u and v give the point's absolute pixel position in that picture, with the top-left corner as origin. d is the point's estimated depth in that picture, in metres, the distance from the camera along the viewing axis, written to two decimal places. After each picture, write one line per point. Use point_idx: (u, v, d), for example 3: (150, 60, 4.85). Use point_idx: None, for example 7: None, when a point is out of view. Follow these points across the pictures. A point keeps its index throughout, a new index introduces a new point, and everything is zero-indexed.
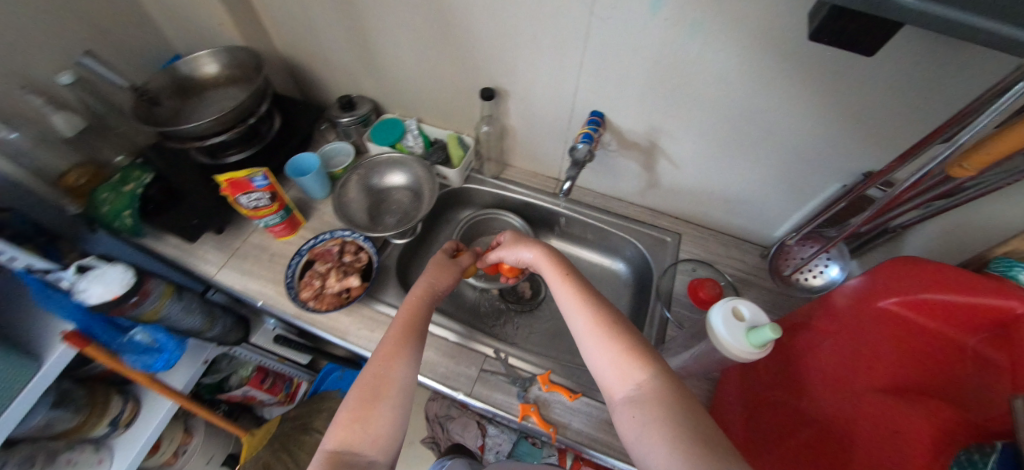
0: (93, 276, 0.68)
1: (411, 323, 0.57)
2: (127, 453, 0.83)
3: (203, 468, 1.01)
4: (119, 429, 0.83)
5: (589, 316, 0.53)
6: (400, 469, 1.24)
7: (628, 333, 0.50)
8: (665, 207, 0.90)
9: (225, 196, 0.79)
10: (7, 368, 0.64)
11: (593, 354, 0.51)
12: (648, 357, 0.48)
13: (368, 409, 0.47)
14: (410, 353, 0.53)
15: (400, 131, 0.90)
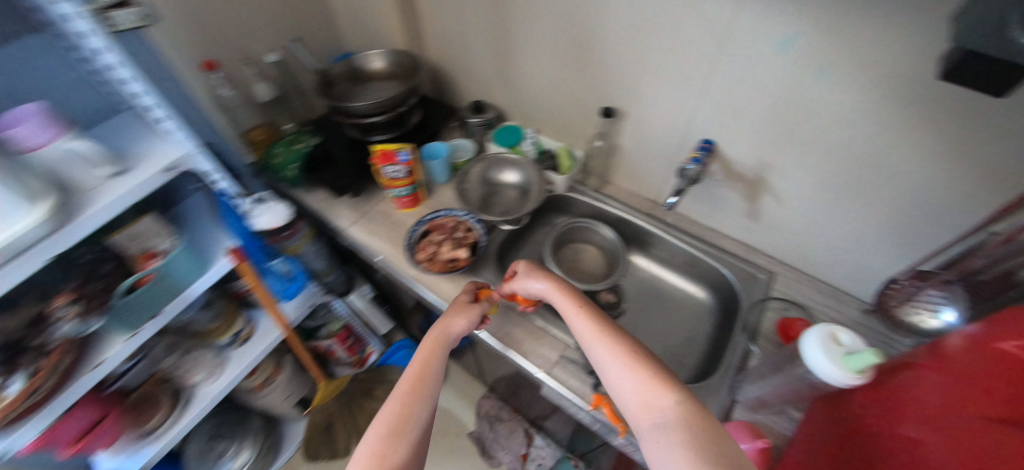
0: (264, 206, 0.83)
1: (429, 351, 0.60)
2: (237, 365, 0.96)
3: (279, 403, 1.11)
4: (237, 342, 0.97)
5: (612, 346, 0.56)
6: (439, 457, 1.26)
7: (646, 366, 0.53)
8: (762, 244, 0.92)
9: (371, 164, 0.91)
10: (185, 264, 0.81)
11: (621, 382, 0.53)
12: (672, 384, 0.51)
13: (392, 445, 0.48)
14: (430, 382, 0.56)
15: (519, 136, 0.99)
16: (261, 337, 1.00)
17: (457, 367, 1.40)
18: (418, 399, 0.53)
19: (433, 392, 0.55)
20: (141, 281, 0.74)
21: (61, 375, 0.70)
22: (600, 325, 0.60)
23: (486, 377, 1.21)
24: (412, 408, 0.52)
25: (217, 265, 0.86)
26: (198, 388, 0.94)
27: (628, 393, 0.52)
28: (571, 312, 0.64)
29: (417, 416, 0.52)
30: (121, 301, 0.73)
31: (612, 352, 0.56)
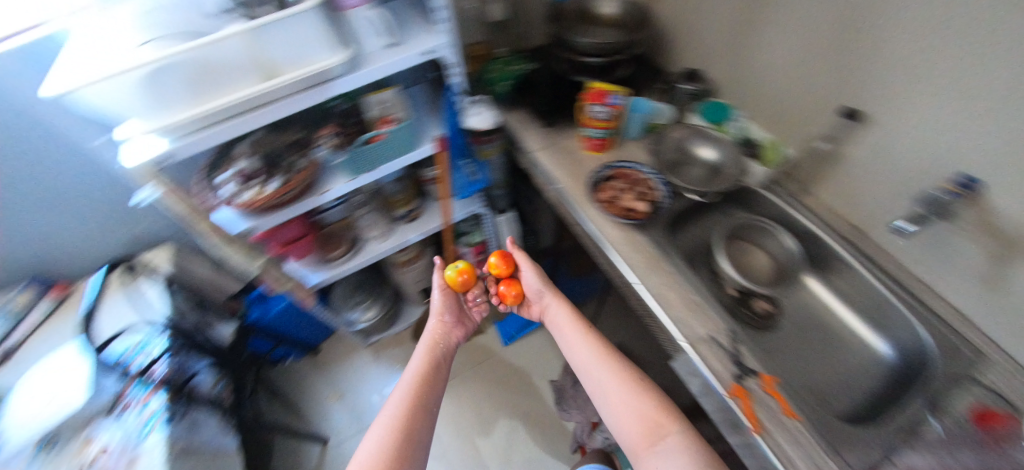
0: (476, 108, 0.91)
1: (434, 356, 0.78)
2: (400, 238, 1.09)
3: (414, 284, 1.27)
4: (406, 219, 1.10)
5: (613, 373, 0.71)
6: (517, 388, 1.33)
7: (643, 392, 0.67)
8: (1000, 333, 0.68)
9: (576, 100, 0.94)
10: (405, 137, 0.90)
11: (627, 406, 0.66)
12: (672, 416, 0.64)
13: (406, 432, 0.63)
14: (432, 379, 0.74)
15: (728, 116, 0.93)
16: (423, 224, 1.11)
17: None
18: (425, 393, 0.70)
19: (432, 385, 0.73)
20: (371, 140, 0.86)
21: (301, 190, 0.88)
22: (604, 352, 0.75)
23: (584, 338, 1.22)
24: (418, 402, 0.68)
25: (419, 149, 0.94)
26: (367, 245, 1.09)
27: (633, 420, 0.65)
28: (569, 328, 0.81)
29: (425, 411, 0.68)
30: (354, 151, 0.86)
31: (606, 386, 0.70)
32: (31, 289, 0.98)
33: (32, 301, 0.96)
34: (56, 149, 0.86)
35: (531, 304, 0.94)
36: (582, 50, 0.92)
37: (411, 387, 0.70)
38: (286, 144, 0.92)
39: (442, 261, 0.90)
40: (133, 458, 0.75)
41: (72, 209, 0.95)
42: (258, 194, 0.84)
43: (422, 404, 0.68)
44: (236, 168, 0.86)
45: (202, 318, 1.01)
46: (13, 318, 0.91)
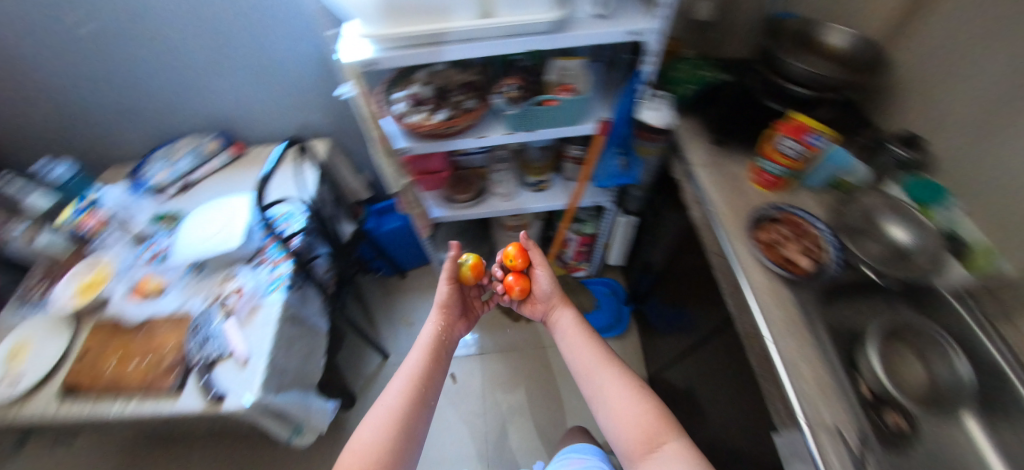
0: (655, 103, 0.87)
1: (437, 348, 0.76)
2: (522, 204, 1.09)
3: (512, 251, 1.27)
4: (533, 188, 1.10)
5: (615, 379, 0.72)
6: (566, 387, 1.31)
7: (644, 399, 0.69)
8: None
9: (766, 127, 0.85)
10: (575, 109, 0.88)
11: (629, 410, 0.67)
12: (671, 426, 0.65)
13: (405, 428, 0.63)
14: (430, 369, 0.72)
15: (942, 200, 0.78)
16: (549, 198, 1.10)
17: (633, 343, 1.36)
18: (424, 386, 0.69)
19: (434, 376, 0.72)
20: (546, 103, 0.86)
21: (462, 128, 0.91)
22: (605, 358, 0.76)
23: (655, 369, 1.16)
24: (415, 396, 0.67)
25: (582, 126, 0.92)
26: (490, 199, 1.10)
27: (633, 425, 0.66)
28: (574, 332, 0.82)
29: (421, 408, 0.66)
30: (528, 109, 0.86)
31: (610, 393, 0.71)
32: (219, 141, 1.09)
33: (216, 151, 1.08)
34: (277, 34, 0.94)
35: (534, 302, 0.94)
36: (791, 77, 0.82)
37: (409, 380, 0.69)
38: (459, 83, 0.97)
39: (458, 251, 0.85)
40: (254, 307, 0.87)
41: (272, 90, 1.06)
42: (428, 120, 0.90)
43: (419, 400, 0.67)
44: (409, 91, 0.93)
45: (336, 212, 1.10)
46: (198, 160, 1.05)
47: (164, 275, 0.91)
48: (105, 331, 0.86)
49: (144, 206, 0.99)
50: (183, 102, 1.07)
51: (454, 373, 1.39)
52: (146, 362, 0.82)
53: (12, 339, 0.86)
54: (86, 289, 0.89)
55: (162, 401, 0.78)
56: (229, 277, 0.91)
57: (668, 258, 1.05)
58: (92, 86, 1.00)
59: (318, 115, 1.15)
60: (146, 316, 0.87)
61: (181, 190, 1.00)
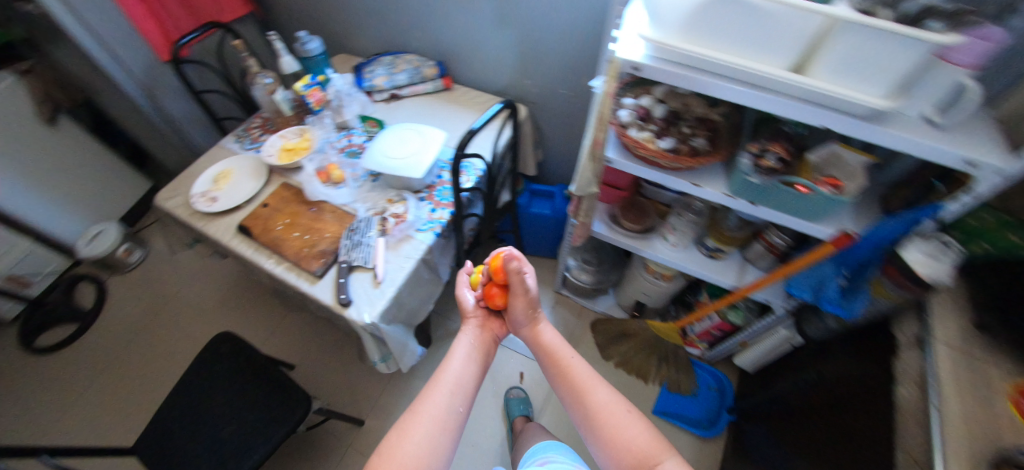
0: (940, 251, 0.66)
1: (463, 359, 0.70)
2: (684, 259, 1.01)
3: (641, 293, 1.24)
4: (705, 251, 1.00)
5: (603, 401, 0.62)
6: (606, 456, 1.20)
7: (633, 420, 0.59)
8: None
9: None
10: (823, 208, 0.73)
11: (625, 426, 0.59)
12: (666, 450, 0.55)
13: (432, 439, 0.58)
14: (457, 377, 0.67)
15: None
16: (717, 271, 1.00)
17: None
18: (449, 394, 0.63)
19: (458, 386, 0.66)
20: (797, 186, 0.70)
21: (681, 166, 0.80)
22: (590, 376, 0.66)
23: None
24: (442, 405, 0.62)
25: (817, 227, 0.76)
26: (655, 239, 1.02)
27: (629, 444, 0.57)
28: (559, 350, 0.72)
29: (447, 416, 0.61)
30: (772, 186, 0.71)
31: (603, 413, 0.61)
32: (437, 68, 1.14)
33: (430, 77, 1.14)
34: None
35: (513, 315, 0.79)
36: None
37: (440, 390, 0.64)
38: (696, 115, 0.86)
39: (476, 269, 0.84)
40: (405, 237, 0.87)
41: (497, 42, 1.06)
42: (649, 142, 0.80)
43: (440, 407, 0.61)
44: (638, 101, 0.86)
45: (506, 178, 1.10)
46: (413, 79, 1.13)
47: (349, 170, 0.98)
48: (285, 194, 0.95)
49: (359, 100, 1.08)
50: (423, 25, 1.12)
51: (524, 372, 1.40)
52: (302, 238, 0.87)
53: (227, 166, 1.02)
54: (287, 153, 1.00)
55: (301, 277, 0.84)
56: (396, 199, 0.92)
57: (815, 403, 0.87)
58: None
59: (530, 81, 1.12)
60: (320, 198, 0.93)
61: (388, 100, 1.12)
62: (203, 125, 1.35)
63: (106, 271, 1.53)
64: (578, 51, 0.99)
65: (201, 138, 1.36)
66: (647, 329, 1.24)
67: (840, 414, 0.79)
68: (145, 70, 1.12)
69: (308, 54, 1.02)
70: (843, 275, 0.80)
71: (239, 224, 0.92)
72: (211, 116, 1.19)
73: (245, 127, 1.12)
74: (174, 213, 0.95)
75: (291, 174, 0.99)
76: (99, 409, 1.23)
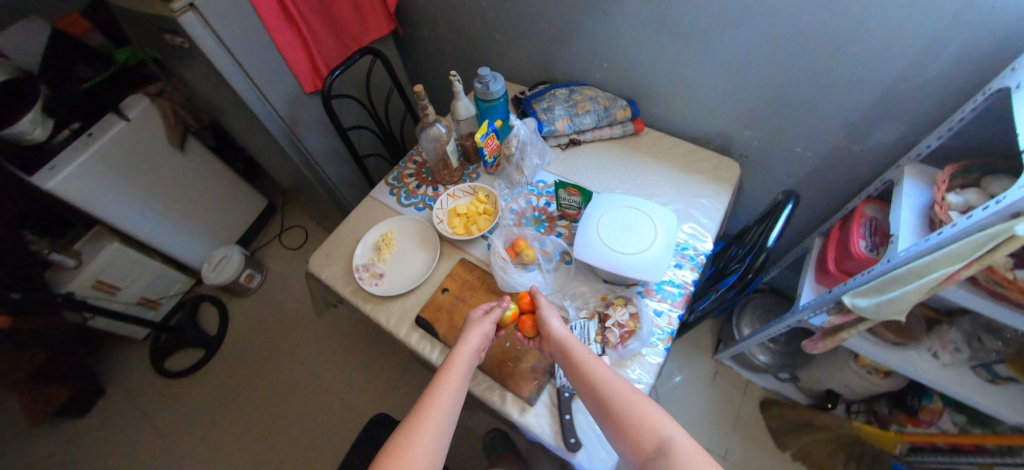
0: None
1: (463, 355, 0.57)
2: (955, 385, 0.76)
3: (836, 382, 1.08)
4: (991, 378, 0.74)
5: (608, 387, 0.51)
6: None
7: (638, 399, 0.49)
8: None
9: None
10: None
11: (631, 400, 0.49)
12: (669, 425, 0.46)
13: (415, 441, 0.46)
14: (458, 379, 0.54)
15: None
16: (1006, 404, 0.72)
17: None
18: (450, 399, 0.52)
19: (452, 379, 0.54)
20: None
21: None
22: (593, 361, 0.55)
23: None
24: (441, 411, 0.50)
25: None
26: (913, 354, 0.78)
27: (637, 424, 0.47)
28: (558, 332, 0.60)
29: (444, 415, 0.50)
30: None
31: (613, 391, 0.51)
32: (630, 110, 0.94)
33: (620, 120, 0.95)
34: (799, 37, 0.69)
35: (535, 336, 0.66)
36: None
37: (440, 398, 0.52)
38: None
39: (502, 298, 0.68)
40: (636, 351, 0.66)
41: (717, 83, 0.85)
42: (1005, 270, 0.52)
43: (441, 412, 0.50)
44: (963, 199, 0.57)
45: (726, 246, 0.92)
46: (599, 122, 0.94)
47: (537, 245, 0.79)
48: (464, 274, 0.78)
49: (539, 150, 0.89)
50: (617, 57, 0.93)
51: None
52: (502, 344, 0.70)
53: (387, 229, 0.86)
54: (459, 217, 0.84)
55: (508, 403, 0.65)
56: (611, 296, 0.73)
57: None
58: (542, 9, 0.93)
59: (752, 132, 0.89)
60: (515, 290, 0.75)
61: (565, 146, 0.95)
62: (338, 159, 1.26)
63: (227, 293, 1.56)
64: (851, 110, 0.74)
65: (331, 170, 1.25)
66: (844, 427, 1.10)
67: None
68: (292, 106, 1.02)
69: (487, 98, 0.83)
70: None
71: (414, 313, 0.75)
72: (356, 156, 1.06)
73: (398, 175, 0.97)
74: (335, 286, 0.81)
75: (465, 246, 0.82)
76: (239, 451, 1.24)
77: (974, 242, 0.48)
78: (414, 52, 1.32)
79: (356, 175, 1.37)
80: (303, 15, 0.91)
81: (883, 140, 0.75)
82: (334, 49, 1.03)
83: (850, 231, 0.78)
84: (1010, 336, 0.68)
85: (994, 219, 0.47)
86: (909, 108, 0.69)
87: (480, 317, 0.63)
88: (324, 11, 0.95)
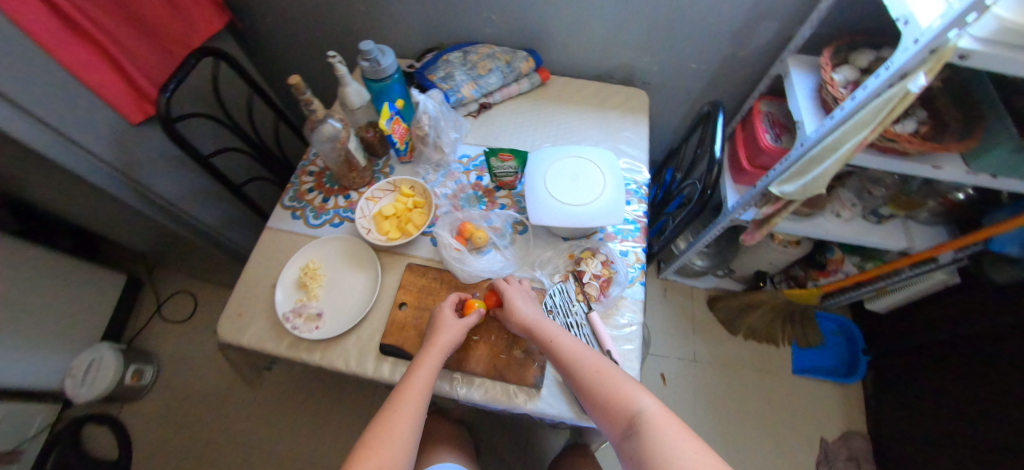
0: None
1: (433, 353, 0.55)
2: (855, 234, 0.90)
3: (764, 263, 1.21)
4: (873, 218, 0.90)
5: (582, 365, 0.50)
6: (769, 429, 1.19)
7: (612, 374, 0.49)
8: None
9: None
10: None
11: (604, 376, 0.49)
12: (640, 396, 0.46)
13: (375, 453, 0.46)
14: (420, 381, 0.53)
15: None
16: (885, 236, 0.91)
17: (858, 410, 1.20)
18: (411, 403, 0.51)
19: (414, 384, 0.52)
20: None
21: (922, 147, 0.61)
22: (564, 338, 0.54)
23: (887, 437, 1.11)
24: (404, 418, 0.49)
25: None
26: (821, 219, 0.91)
27: (610, 401, 0.47)
28: (526, 314, 0.57)
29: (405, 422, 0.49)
30: None
31: (585, 369, 0.50)
32: (532, 60, 0.89)
33: (525, 73, 0.89)
34: None
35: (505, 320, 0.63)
36: None
37: (409, 398, 0.51)
38: None
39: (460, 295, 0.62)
40: (619, 296, 0.65)
41: (610, 14, 0.82)
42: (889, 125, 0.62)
43: (405, 418, 0.49)
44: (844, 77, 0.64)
45: (658, 171, 0.95)
46: (505, 80, 0.88)
47: (486, 224, 0.72)
48: (418, 280, 0.68)
49: (454, 123, 0.79)
50: (504, 7, 0.85)
51: (664, 373, 1.28)
52: (488, 340, 0.63)
53: (306, 259, 0.70)
54: (389, 220, 0.72)
55: (512, 396, 0.59)
56: (577, 252, 0.70)
57: (987, 370, 0.89)
58: None
59: (651, 58, 0.91)
60: (480, 278, 0.67)
61: (477, 112, 0.87)
62: (207, 199, 1.01)
63: (114, 404, 1.23)
64: (734, 17, 0.78)
65: (201, 211, 1.00)
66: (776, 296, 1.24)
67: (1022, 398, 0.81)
68: (116, 148, 0.76)
69: (379, 75, 0.70)
70: None
71: (377, 343, 0.64)
72: (231, 186, 0.85)
73: (295, 193, 0.79)
74: (265, 348, 0.64)
75: (407, 249, 0.72)
76: None
77: (875, 108, 0.54)
78: (261, 47, 1.08)
79: (237, 209, 1.12)
80: (96, 23, 0.68)
81: (762, 40, 0.82)
82: (154, 61, 0.80)
83: (755, 127, 0.85)
84: (889, 182, 0.81)
85: (886, 85, 0.53)
86: (782, 4, 0.74)
87: (450, 316, 0.59)
88: (122, 13, 0.72)
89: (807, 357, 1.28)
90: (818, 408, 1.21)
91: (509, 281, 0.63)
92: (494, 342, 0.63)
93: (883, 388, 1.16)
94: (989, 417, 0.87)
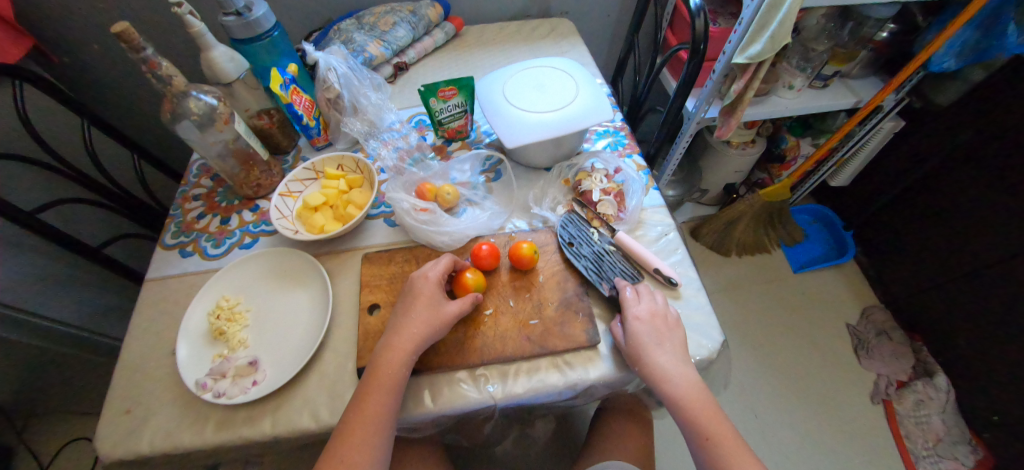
0: None
1: (392, 363, 0.39)
2: (811, 102, 0.89)
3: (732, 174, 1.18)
4: (822, 83, 0.89)
5: None
6: (799, 333, 1.14)
7: None
8: None
9: None
10: None
11: None
12: None
13: None
14: (389, 394, 0.38)
15: None
16: (836, 96, 0.90)
17: (862, 285, 1.20)
18: (372, 423, 0.37)
19: (382, 397, 0.38)
20: None
21: None
22: (720, 440, 0.38)
23: (900, 297, 1.12)
24: (365, 440, 0.37)
25: None
26: (775, 95, 0.89)
27: None
28: (683, 390, 0.39)
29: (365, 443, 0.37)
30: None
31: None
32: (440, 7, 0.77)
33: (436, 22, 0.77)
34: None
35: (511, 279, 0.48)
36: None
37: (370, 410, 0.37)
38: None
39: (448, 260, 0.46)
40: (640, 207, 0.53)
41: None
42: None
43: (367, 439, 0.37)
44: None
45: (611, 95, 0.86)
46: (416, 32, 0.74)
47: (449, 180, 0.56)
48: (386, 271, 0.49)
49: (372, 83, 0.63)
50: None
51: None
52: (507, 308, 0.46)
53: (215, 299, 0.48)
54: (320, 212, 0.53)
55: (552, 373, 0.43)
56: (570, 175, 0.57)
57: (964, 192, 0.92)
58: None
59: None
60: (467, 239, 0.51)
61: (395, 75, 0.72)
62: (59, 290, 0.72)
63: None
64: None
65: (50, 308, 0.70)
66: (754, 203, 1.14)
67: (1010, 201, 0.83)
68: None
69: (253, 32, 0.51)
70: (968, 27, 0.71)
71: (353, 372, 0.44)
72: (82, 251, 0.59)
73: (178, 226, 0.57)
74: (181, 446, 0.41)
75: (358, 240, 0.53)
76: None
77: None
78: None
79: (113, 293, 0.83)
80: None
81: None
82: None
83: None
84: (828, 35, 0.80)
85: None
86: None
87: (429, 300, 0.43)
88: None
89: (798, 253, 1.27)
90: (829, 295, 1.20)
91: (643, 300, 0.44)
92: (510, 311, 0.46)
93: (874, 254, 1.18)
94: (989, 233, 0.88)
